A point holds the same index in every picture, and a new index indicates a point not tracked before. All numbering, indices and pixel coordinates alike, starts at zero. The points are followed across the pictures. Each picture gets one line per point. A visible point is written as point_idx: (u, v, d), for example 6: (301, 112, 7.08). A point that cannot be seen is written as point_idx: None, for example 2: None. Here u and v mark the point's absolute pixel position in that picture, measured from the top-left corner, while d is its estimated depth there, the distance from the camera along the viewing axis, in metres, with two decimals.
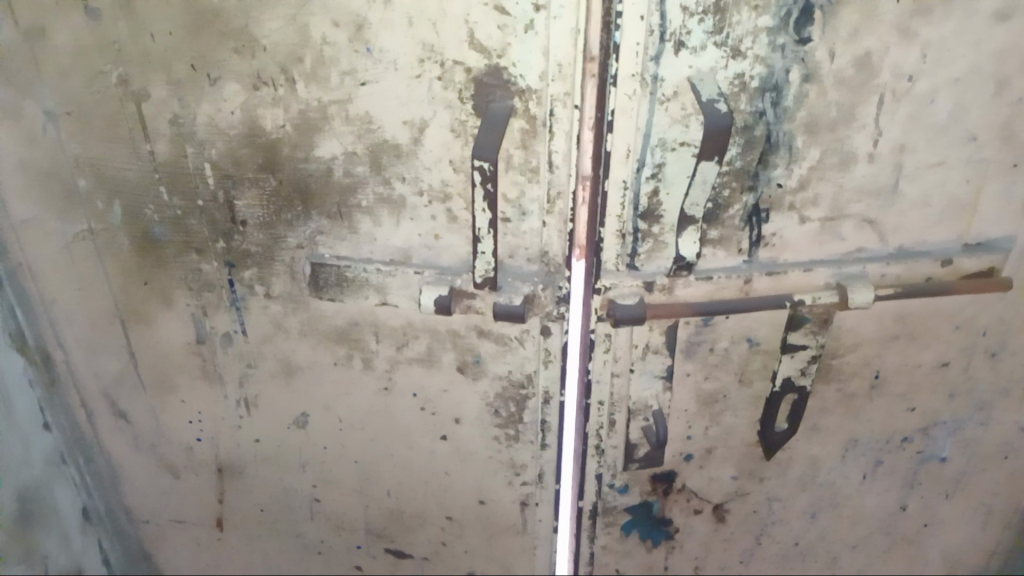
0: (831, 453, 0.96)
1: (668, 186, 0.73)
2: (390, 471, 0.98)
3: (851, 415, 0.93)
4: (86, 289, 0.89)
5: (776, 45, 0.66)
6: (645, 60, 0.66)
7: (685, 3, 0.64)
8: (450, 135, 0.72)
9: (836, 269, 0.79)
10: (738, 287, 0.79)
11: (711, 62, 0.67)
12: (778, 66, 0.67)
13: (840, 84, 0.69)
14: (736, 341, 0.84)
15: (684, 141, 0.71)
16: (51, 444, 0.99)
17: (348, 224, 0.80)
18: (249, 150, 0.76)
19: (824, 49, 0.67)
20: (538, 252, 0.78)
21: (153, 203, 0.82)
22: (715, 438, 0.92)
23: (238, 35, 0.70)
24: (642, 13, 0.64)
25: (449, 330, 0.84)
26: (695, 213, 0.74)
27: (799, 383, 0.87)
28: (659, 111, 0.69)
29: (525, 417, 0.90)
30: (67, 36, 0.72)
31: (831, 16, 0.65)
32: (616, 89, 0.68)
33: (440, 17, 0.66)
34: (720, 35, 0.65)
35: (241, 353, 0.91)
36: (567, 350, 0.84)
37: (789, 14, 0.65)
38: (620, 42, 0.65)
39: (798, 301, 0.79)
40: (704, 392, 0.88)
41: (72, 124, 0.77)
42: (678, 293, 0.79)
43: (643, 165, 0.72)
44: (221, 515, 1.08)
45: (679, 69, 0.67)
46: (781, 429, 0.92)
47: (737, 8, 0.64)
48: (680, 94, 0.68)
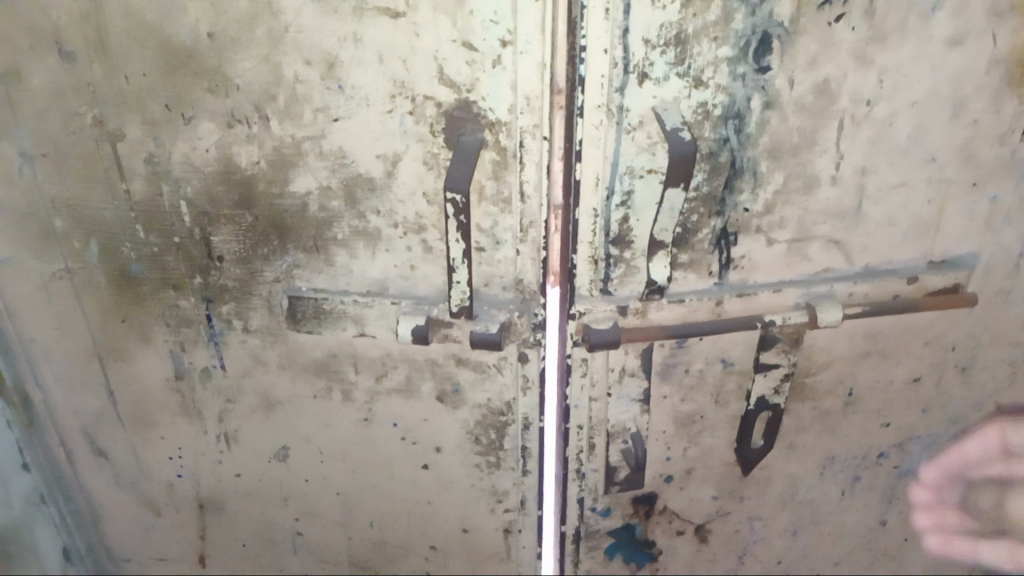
0: (809, 470, 0.97)
1: (638, 212, 0.74)
2: (373, 502, 0.98)
3: (827, 432, 0.94)
4: (63, 328, 0.89)
5: (737, 74, 0.68)
6: (610, 91, 0.68)
7: (648, 36, 0.66)
8: (422, 168, 0.74)
9: (804, 289, 0.81)
10: (710, 309, 0.81)
11: (675, 92, 0.69)
12: (740, 94, 0.70)
13: (801, 110, 0.71)
14: (711, 363, 0.85)
15: (651, 168, 0.72)
16: (31, 484, 0.99)
17: (325, 257, 0.80)
18: (225, 187, 0.77)
19: (783, 77, 0.69)
20: (512, 280, 0.79)
21: (130, 241, 0.82)
22: (694, 459, 0.93)
23: (213, 75, 0.71)
24: (605, 46, 0.66)
25: (428, 359, 0.85)
26: (664, 239, 0.74)
27: (773, 401, 0.88)
28: (626, 141, 0.71)
29: (505, 444, 0.90)
30: (42, 78, 0.73)
31: (789, 45, 0.68)
32: (583, 120, 0.69)
33: (411, 54, 0.68)
34: (682, 66, 0.67)
35: (221, 388, 0.91)
36: (545, 376, 0.84)
37: (748, 44, 0.67)
38: (584, 75, 0.67)
39: (770, 321, 0.81)
40: (682, 414, 0.89)
41: (48, 164, 0.78)
42: (651, 316, 0.80)
43: (612, 192, 0.73)
44: (203, 551, 1.07)
45: (643, 99, 0.69)
46: (758, 446, 0.92)
47: (698, 39, 0.66)
48: (646, 123, 0.70)
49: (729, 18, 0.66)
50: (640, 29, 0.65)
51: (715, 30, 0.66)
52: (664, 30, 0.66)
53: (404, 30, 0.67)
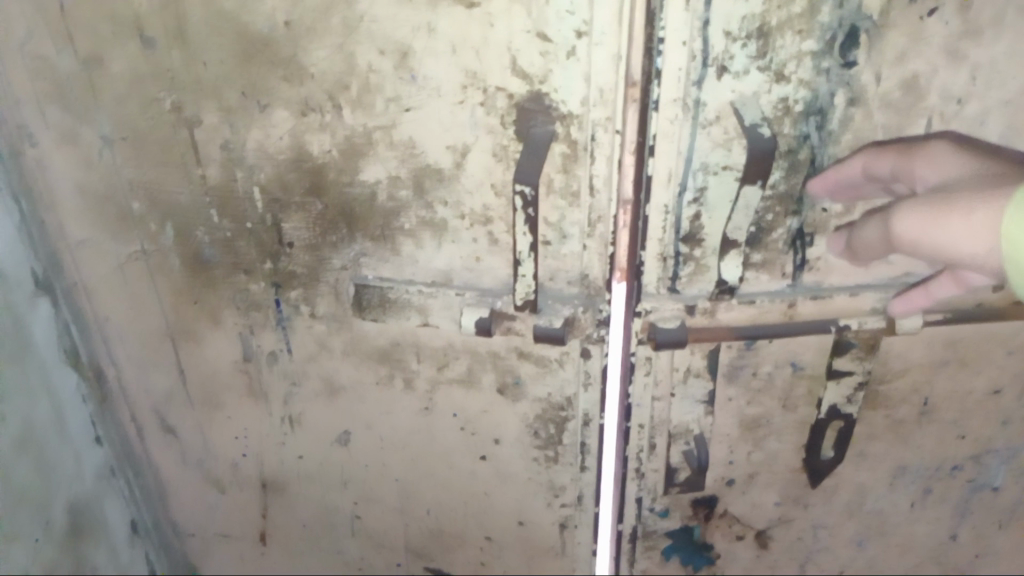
0: (877, 480, 0.94)
1: (710, 210, 0.72)
2: (430, 490, 0.99)
3: (899, 441, 0.90)
4: (138, 308, 0.92)
5: (821, 69, 0.66)
6: (687, 85, 0.66)
7: (728, 28, 0.64)
8: (492, 159, 0.73)
9: (882, 293, 0.78)
10: (782, 310, 0.78)
11: (755, 86, 0.67)
12: (823, 90, 0.67)
13: (886, 107, 0.68)
14: (779, 366, 0.83)
15: (727, 164, 0.70)
16: (102, 459, 1.03)
17: (392, 247, 0.81)
18: (297, 175, 0.78)
19: (869, 73, 0.66)
20: (578, 274, 0.78)
21: (205, 226, 0.84)
22: (759, 464, 0.91)
23: (288, 64, 0.71)
24: (684, 38, 0.64)
25: (490, 351, 0.85)
26: (738, 238, 0.73)
27: (845, 410, 0.85)
28: (702, 136, 0.69)
29: (565, 439, 0.90)
30: (124, 64, 0.75)
31: (876, 40, 0.65)
32: (657, 114, 0.68)
33: (484, 45, 0.67)
34: (764, 59, 0.65)
35: (287, 371, 0.93)
36: (607, 374, 0.83)
37: (834, 38, 0.64)
38: (662, 68, 0.65)
39: (844, 325, 0.78)
40: (747, 417, 0.87)
41: (127, 149, 0.80)
42: (720, 317, 0.78)
43: (684, 189, 0.71)
44: (264, 531, 1.10)
45: (722, 94, 0.67)
46: (828, 455, 0.90)
47: (781, 32, 0.64)
48: (723, 118, 0.68)
49: (815, 10, 0.63)
50: (721, 21, 0.63)
51: (800, 23, 0.64)
52: (746, 23, 0.63)
53: (478, 20, 0.66)
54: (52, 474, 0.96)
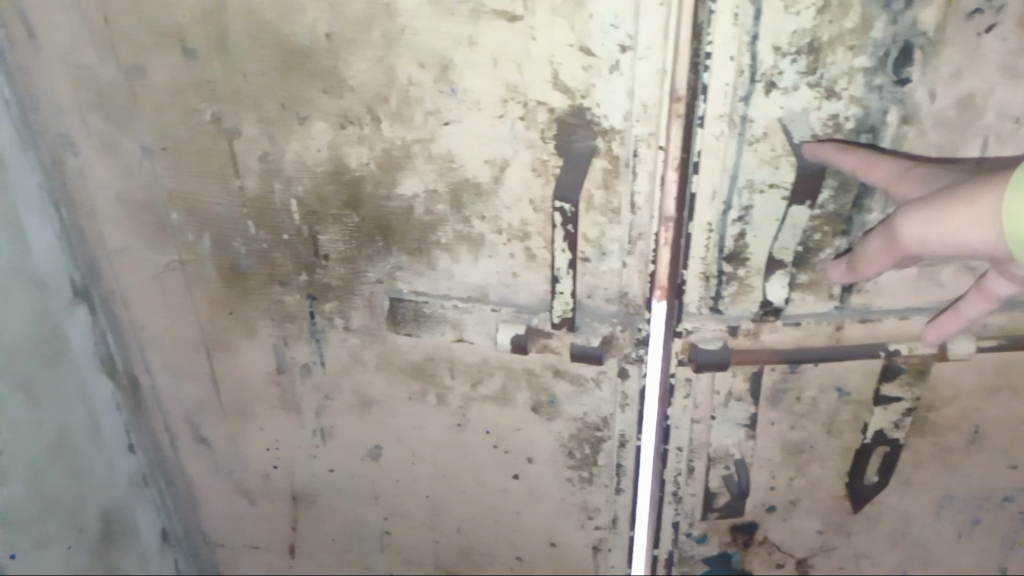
0: (924, 509, 0.90)
1: (755, 228, 0.71)
2: (461, 507, 0.98)
3: (948, 470, 0.87)
4: (173, 317, 0.92)
5: (873, 85, 0.64)
6: (734, 101, 0.64)
7: (778, 43, 0.62)
8: (531, 174, 0.72)
9: (934, 317, 0.75)
10: (829, 333, 0.76)
11: (804, 102, 0.64)
12: (875, 108, 0.65)
13: (942, 126, 0.65)
14: (824, 390, 0.80)
15: (774, 183, 0.68)
16: (135, 466, 1.04)
17: (427, 261, 0.80)
18: (334, 187, 0.78)
19: (924, 90, 0.64)
20: (617, 292, 0.76)
21: (241, 237, 0.84)
22: (800, 490, 0.88)
23: (328, 76, 0.71)
24: (731, 53, 0.62)
25: (525, 369, 0.83)
26: (784, 258, 0.72)
27: (891, 435, 0.82)
28: (748, 153, 0.67)
29: (600, 460, 0.88)
30: (165, 75, 0.75)
31: (932, 56, 0.62)
32: (703, 131, 0.66)
33: (525, 58, 0.66)
34: (814, 75, 0.63)
35: (319, 383, 0.92)
36: (645, 395, 0.81)
37: (887, 54, 0.62)
38: (708, 83, 0.64)
39: (894, 350, 0.75)
40: (789, 442, 0.84)
41: (166, 159, 0.81)
42: (764, 339, 0.76)
43: (729, 207, 0.70)
44: (293, 542, 1.09)
45: (769, 110, 0.65)
46: (872, 481, 0.86)
47: (832, 47, 0.62)
48: (770, 135, 0.66)
49: (868, 25, 0.61)
50: (770, 36, 0.61)
51: (852, 39, 0.61)
52: (796, 38, 0.61)
53: (519, 34, 0.65)
54: (86, 480, 0.98)
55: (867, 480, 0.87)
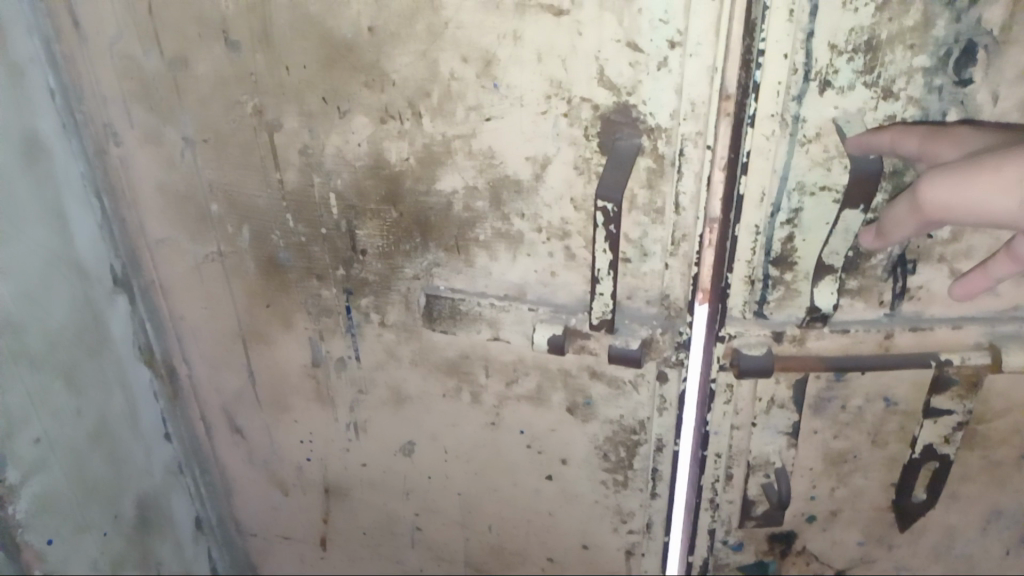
0: (970, 524, 0.87)
1: (804, 232, 0.69)
2: (493, 506, 0.97)
3: (997, 485, 0.84)
4: (212, 308, 0.93)
5: (933, 86, 0.61)
6: (787, 99, 0.63)
7: (834, 41, 0.60)
8: (573, 172, 0.71)
9: (988, 327, 0.72)
10: (878, 342, 0.73)
11: (859, 102, 0.62)
12: (934, 110, 0.62)
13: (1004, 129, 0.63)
14: (870, 400, 0.78)
15: (825, 185, 0.66)
16: (171, 455, 1.05)
17: (465, 258, 0.79)
18: (374, 181, 0.77)
19: (986, 92, 0.61)
20: (658, 294, 0.75)
21: (280, 229, 0.84)
22: (842, 500, 0.86)
23: (370, 70, 0.70)
24: (785, 50, 0.60)
25: (561, 369, 0.82)
26: (833, 263, 0.69)
27: (942, 451, 0.79)
28: (799, 153, 0.65)
29: (636, 463, 0.86)
30: (208, 66, 0.75)
31: (996, 56, 0.59)
32: (753, 130, 0.64)
33: (571, 53, 0.65)
34: (871, 75, 0.61)
35: (354, 378, 0.92)
36: (684, 400, 0.80)
37: (949, 53, 0.59)
38: (760, 81, 0.62)
39: (946, 361, 0.72)
40: (832, 452, 0.82)
41: (208, 151, 0.81)
42: (810, 345, 0.74)
43: (778, 209, 0.68)
44: (325, 535, 1.10)
45: (823, 110, 0.63)
46: (920, 498, 0.84)
47: (891, 46, 0.59)
48: (823, 136, 0.64)
49: (929, 23, 0.58)
50: (826, 33, 0.59)
51: (912, 37, 0.59)
52: (854, 35, 0.59)
53: (566, 28, 0.64)
54: (124, 468, 0.98)
55: (915, 496, 0.84)
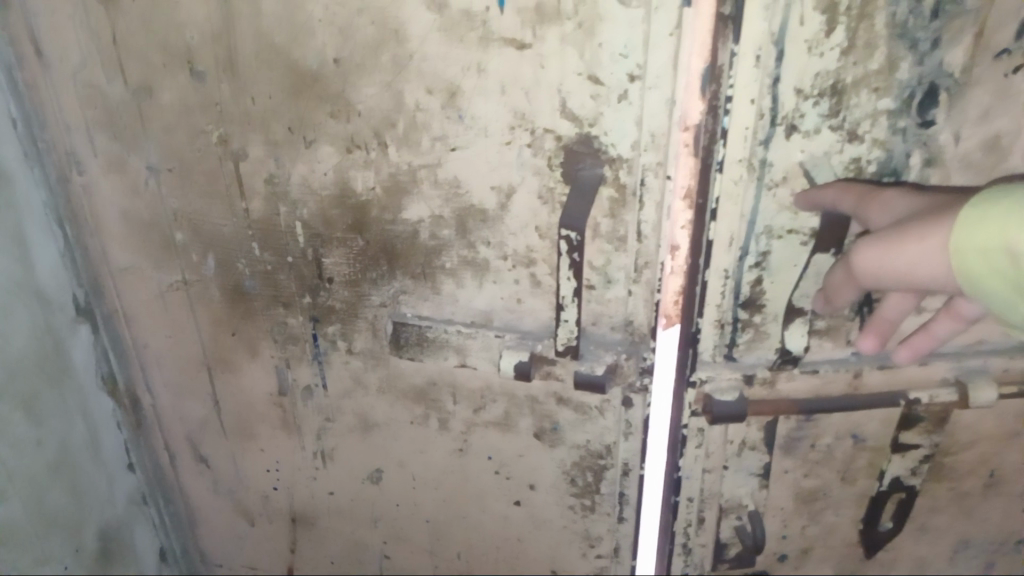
0: (939, 554, 0.92)
1: (773, 274, 0.71)
2: (461, 532, 0.97)
3: (963, 514, 0.88)
4: (177, 335, 0.92)
5: (897, 128, 0.64)
6: (754, 144, 0.64)
7: (800, 85, 0.61)
8: (538, 201, 0.72)
9: (954, 363, 0.76)
10: (847, 381, 0.76)
11: (826, 145, 0.65)
12: (899, 150, 0.65)
13: (966, 168, 0.66)
14: (840, 437, 0.81)
15: (792, 228, 0.69)
16: (134, 484, 1.03)
17: (432, 285, 0.79)
18: (340, 211, 0.78)
19: (949, 132, 0.64)
20: (622, 320, 0.75)
21: (245, 258, 0.84)
22: (812, 537, 0.90)
23: (336, 100, 0.71)
24: (751, 96, 0.62)
25: (528, 396, 0.83)
26: (804, 304, 0.72)
27: (908, 482, 0.83)
28: (767, 198, 0.67)
29: (603, 488, 0.87)
30: (173, 95, 0.75)
31: (958, 97, 0.62)
32: (722, 175, 0.66)
33: (534, 85, 0.66)
34: (837, 118, 0.63)
35: (321, 406, 0.92)
36: (649, 424, 0.80)
37: (912, 95, 0.62)
38: (728, 127, 0.63)
39: (915, 400, 0.76)
40: (803, 490, 0.85)
41: (172, 179, 0.81)
42: (781, 387, 0.77)
43: (746, 252, 0.70)
44: (291, 565, 1.08)
45: (790, 154, 0.65)
46: (886, 527, 0.88)
47: (856, 90, 0.62)
48: (791, 178, 0.66)
49: (894, 66, 0.61)
50: (793, 78, 0.61)
51: (877, 81, 0.61)
52: (819, 80, 0.61)
53: (528, 61, 0.65)
54: (85, 499, 0.96)
55: (883, 526, 0.88)
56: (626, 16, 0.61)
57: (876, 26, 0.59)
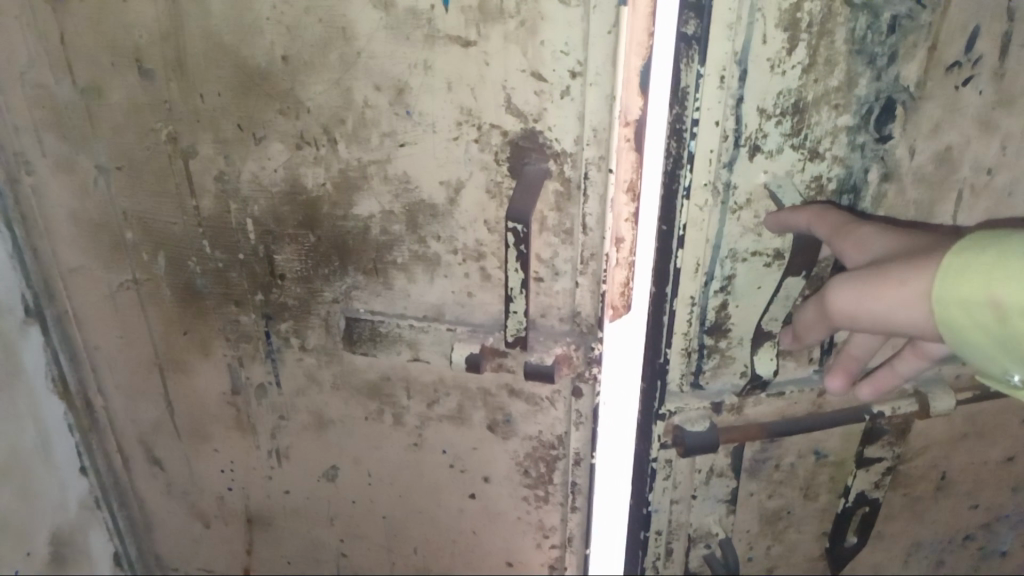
0: (893, 562, 0.99)
1: (737, 298, 0.77)
2: (417, 527, 0.98)
3: (917, 519, 0.95)
4: (128, 337, 0.92)
5: (856, 144, 0.70)
6: (719, 167, 0.70)
7: (764, 105, 0.67)
8: (485, 196, 0.73)
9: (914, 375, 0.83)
10: (812, 399, 0.83)
11: (789, 164, 0.70)
12: (858, 166, 0.71)
13: (920, 180, 0.72)
14: (802, 455, 0.88)
15: (756, 251, 0.74)
16: (86, 490, 1.00)
17: (384, 281, 0.81)
18: (291, 207, 0.78)
19: (904, 145, 0.70)
20: (569, 312, 0.78)
21: (196, 256, 0.84)
22: (777, 557, 0.97)
23: (284, 98, 0.72)
24: (717, 118, 0.67)
25: (480, 389, 0.84)
26: (772, 327, 0.79)
27: (872, 494, 0.91)
28: (731, 220, 0.73)
29: (555, 478, 0.88)
30: (122, 95, 0.75)
31: (913, 112, 0.68)
32: (688, 201, 0.71)
33: (479, 82, 0.68)
34: (799, 136, 0.69)
35: (276, 404, 0.92)
36: (598, 414, 0.82)
37: (870, 111, 0.68)
38: (694, 151, 0.69)
39: (877, 413, 0.83)
40: (768, 510, 0.92)
41: (122, 178, 0.81)
42: (748, 412, 0.83)
43: (712, 277, 0.75)
44: (248, 566, 1.08)
45: (754, 174, 0.70)
46: (851, 542, 0.94)
47: (817, 108, 0.67)
48: (754, 201, 0.72)
49: (852, 82, 0.66)
50: (756, 98, 0.66)
51: (837, 97, 0.67)
52: (781, 99, 0.67)
53: (473, 59, 0.66)
54: (36, 503, 0.94)
55: (847, 540, 0.94)
56: (566, 15, 0.63)
57: (836, 41, 0.64)
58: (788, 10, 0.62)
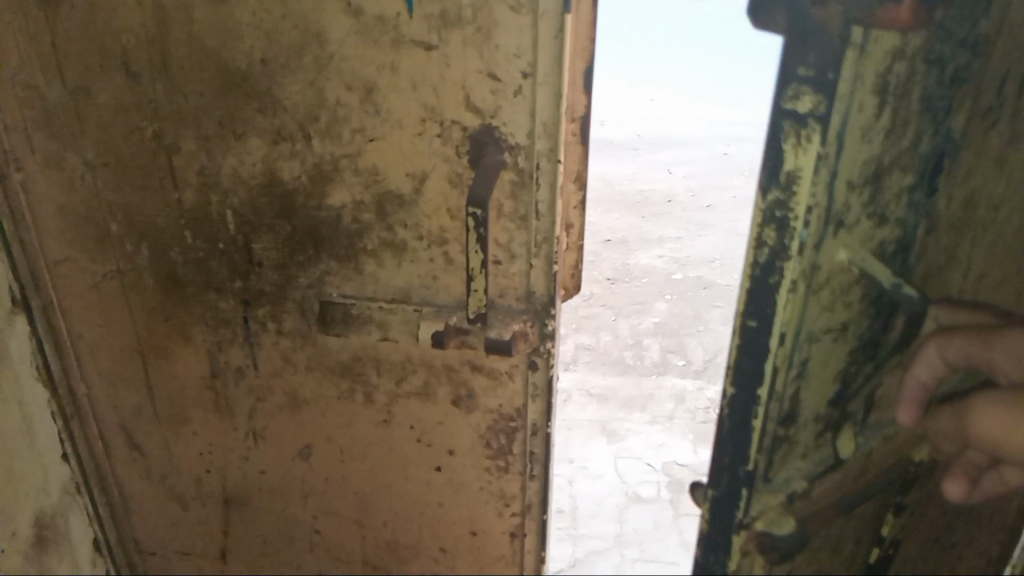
0: None
1: (808, 382, 0.70)
2: (386, 502, 1.04)
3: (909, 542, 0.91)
4: (110, 325, 0.97)
5: (912, 202, 0.68)
6: (812, 251, 0.61)
7: (851, 178, 0.60)
8: (447, 185, 0.81)
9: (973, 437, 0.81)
10: (859, 463, 0.79)
11: (862, 234, 0.65)
12: (910, 223, 0.69)
13: (951, 226, 0.73)
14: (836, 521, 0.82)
15: (829, 327, 0.69)
16: (68, 476, 1.04)
17: (354, 266, 0.87)
18: (268, 199, 0.85)
19: (945, 196, 0.70)
20: (525, 292, 0.85)
21: (178, 247, 0.90)
22: None
23: (263, 97, 0.79)
24: (821, 203, 0.58)
25: (444, 365, 0.92)
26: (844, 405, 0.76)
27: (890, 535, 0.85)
28: (813, 302, 0.64)
29: (514, 449, 0.96)
30: (109, 94, 0.82)
31: (954, 163, 0.68)
32: (786, 292, 0.61)
33: (441, 83, 0.75)
34: (873, 205, 0.64)
35: (252, 386, 0.98)
36: (553, 386, 0.90)
37: (924, 169, 0.67)
38: (806, 238, 0.59)
39: (919, 461, 0.81)
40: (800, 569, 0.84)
41: (108, 173, 0.87)
42: (814, 496, 0.76)
43: (792, 367, 0.67)
44: (225, 546, 1.14)
45: (835, 251, 0.63)
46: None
47: (891, 171, 0.64)
48: (830, 278, 0.65)
49: (918, 141, 0.65)
50: (847, 173, 0.59)
51: (903, 159, 0.65)
52: (864, 170, 0.61)
53: (435, 61, 0.74)
54: (20, 489, 0.96)
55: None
56: (517, 21, 0.71)
57: (911, 101, 0.61)
58: (881, 76, 0.56)
